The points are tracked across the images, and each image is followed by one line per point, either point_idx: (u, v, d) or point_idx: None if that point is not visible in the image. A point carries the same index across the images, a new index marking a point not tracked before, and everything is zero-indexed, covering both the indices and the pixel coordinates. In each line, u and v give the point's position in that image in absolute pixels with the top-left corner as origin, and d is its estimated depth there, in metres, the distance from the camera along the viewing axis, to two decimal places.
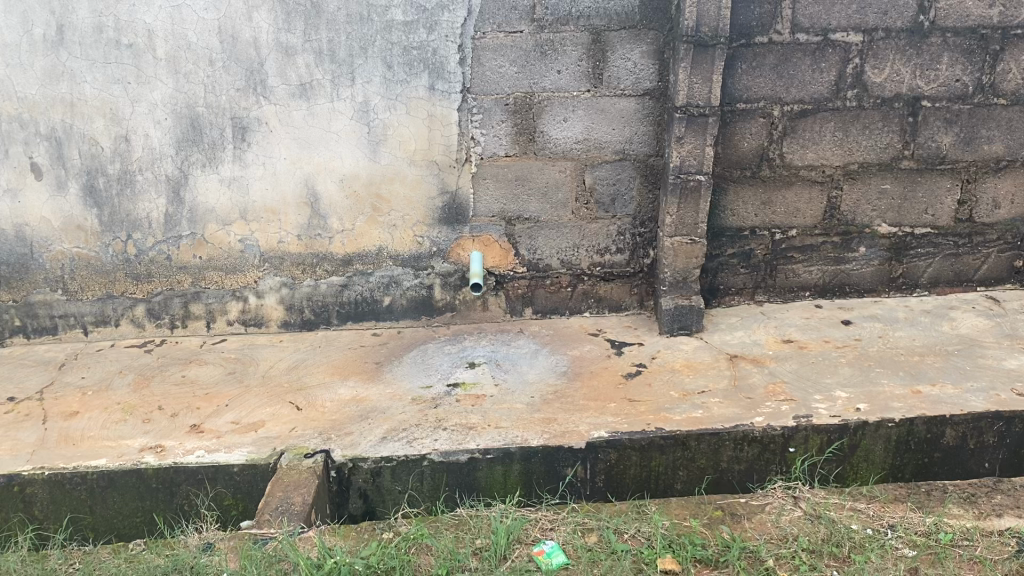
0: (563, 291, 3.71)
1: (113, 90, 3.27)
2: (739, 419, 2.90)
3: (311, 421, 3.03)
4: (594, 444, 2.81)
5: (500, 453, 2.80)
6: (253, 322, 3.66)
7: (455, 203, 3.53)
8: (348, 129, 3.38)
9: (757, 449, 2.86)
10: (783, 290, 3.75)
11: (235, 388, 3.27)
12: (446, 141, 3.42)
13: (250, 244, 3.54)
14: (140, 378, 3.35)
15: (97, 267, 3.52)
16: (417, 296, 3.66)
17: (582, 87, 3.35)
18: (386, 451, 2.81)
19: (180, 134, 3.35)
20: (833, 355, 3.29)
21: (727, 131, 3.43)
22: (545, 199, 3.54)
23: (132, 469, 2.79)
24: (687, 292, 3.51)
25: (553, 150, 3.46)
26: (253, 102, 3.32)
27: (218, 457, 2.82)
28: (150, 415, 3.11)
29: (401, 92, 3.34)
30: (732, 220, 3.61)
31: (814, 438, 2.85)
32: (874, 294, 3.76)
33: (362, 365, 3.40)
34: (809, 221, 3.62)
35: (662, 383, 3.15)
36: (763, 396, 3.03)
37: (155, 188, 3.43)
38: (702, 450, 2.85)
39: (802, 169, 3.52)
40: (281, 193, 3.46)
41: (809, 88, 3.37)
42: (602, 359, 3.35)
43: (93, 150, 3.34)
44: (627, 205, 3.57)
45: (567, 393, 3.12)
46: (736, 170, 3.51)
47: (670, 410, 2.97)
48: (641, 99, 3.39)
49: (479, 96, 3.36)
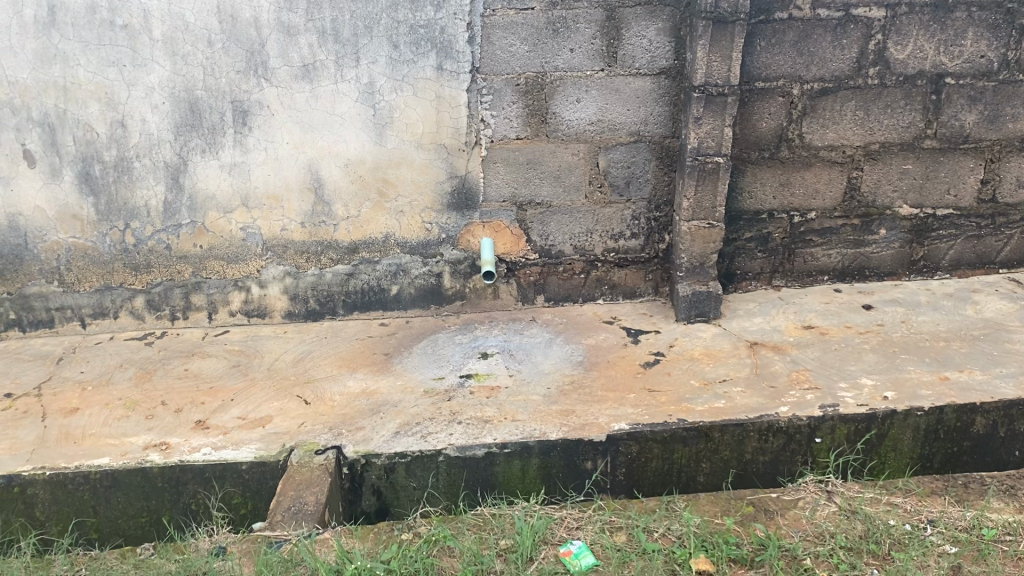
0: (575, 277, 3.60)
1: (108, 74, 3.14)
2: (763, 409, 2.81)
3: (321, 416, 2.94)
4: (615, 437, 2.73)
5: (518, 447, 2.72)
6: (256, 312, 3.55)
7: (465, 188, 3.41)
8: (353, 112, 3.26)
9: (783, 440, 2.78)
10: (801, 274, 3.65)
11: (240, 382, 3.17)
12: (455, 123, 3.30)
13: (252, 233, 3.42)
14: (141, 372, 3.24)
15: (94, 257, 3.40)
16: (426, 284, 3.55)
17: (596, 66, 3.24)
18: (400, 446, 2.73)
19: (179, 119, 3.22)
20: (855, 341, 3.20)
21: (746, 111, 3.32)
22: (557, 183, 3.43)
23: (137, 468, 2.70)
24: (704, 277, 3.41)
25: (565, 131, 3.34)
26: (254, 85, 3.19)
27: (226, 454, 2.74)
28: (154, 410, 3.01)
29: (408, 73, 3.21)
30: (750, 203, 3.50)
31: (840, 428, 2.78)
32: (893, 278, 3.67)
33: (371, 356, 3.30)
34: (829, 203, 3.52)
35: (681, 372, 3.06)
36: (787, 384, 2.95)
37: (153, 175, 3.30)
38: (726, 441, 2.77)
39: (822, 150, 3.41)
40: (284, 179, 3.34)
41: (830, 66, 3.26)
42: (619, 348, 3.25)
43: (88, 136, 3.21)
44: (642, 188, 3.46)
45: (584, 383, 3.03)
46: (754, 151, 3.40)
47: (691, 400, 2.88)
48: (657, 78, 3.27)
49: (489, 77, 3.24)
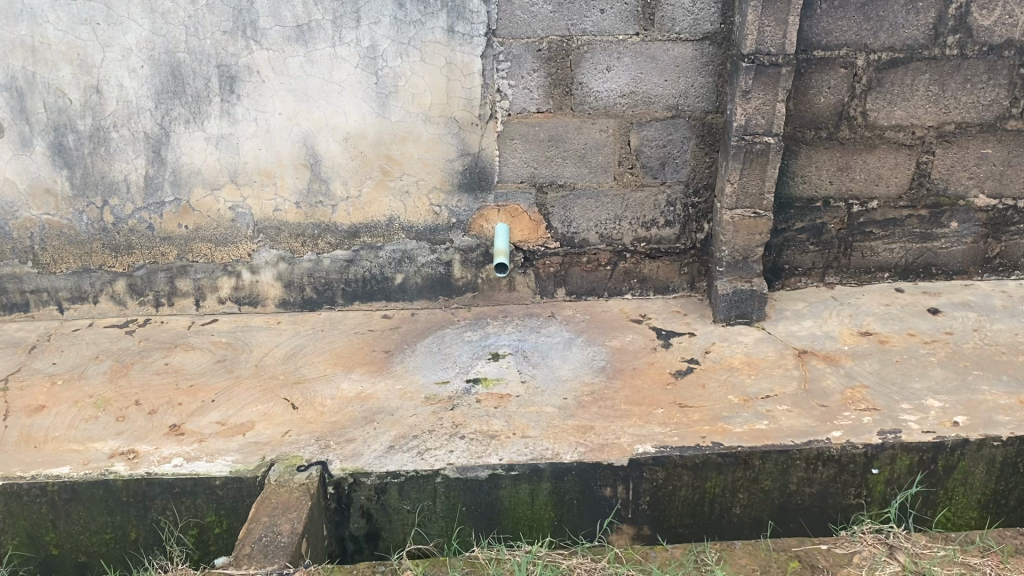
0: (601, 269, 3.22)
1: (80, 33, 2.81)
2: (812, 433, 2.43)
3: (308, 424, 2.61)
4: (637, 462, 2.37)
5: (527, 470, 2.38)
6: (247, 300, 3.22)
7: (478, 167, 3.03)
8: (353, 80, 2.90)
9: (834, 470, 2.41)
10: (859, 270, 3.22)
11: (224, 380, 2.85)
12: (468, 93, 2.92)
13: (242, 212, 3.08)
14: (117, 365, 2.94)
15: (70, 236, 3.08)
16: (434, 274, 3.19)
17: (630, 29, 2.83)
18: (393, 464, 2.40)
19: (160, 85, 2.88)
20: (920, 352, 2.79)
21: (801, 84, 2.89)
22: (582, 163, 3.03)
23: (99, 480, 2.42)
24: (747, 273, 3.01)
25: (593, 105, 2.94)
26: (242, 47, 2.84)
27: (198, 467, 2.44)
28: (126, 411, 2.71)
29: (415, 36, 2.84)
30: (803, 189, 3.07)
31: (902, 458, 2.40)
32: (963, 277, 3.23)
33: (369, 354, 2.96)
34: (893, 191, 3.08)
35: (718, 385, 2.68)
36: (840, 404, 2.56)
37: (132, 147, 2.96)
38: (767, 470, 2.41)
39: (888, 130, 2.97)
40: (276, 153, 2.99)
41: (902, 33, 2.82)
42: (647, 353, 2.87)
43: (60, 102, 2.89)
44: (679, 170, 3.06)
45: (606, 394, 2.67)
46: (809, 131, 2.97)
47: (729, 420, 2.51)
48: (700, 45, 2.86)
49: (507, 41, 2.84)
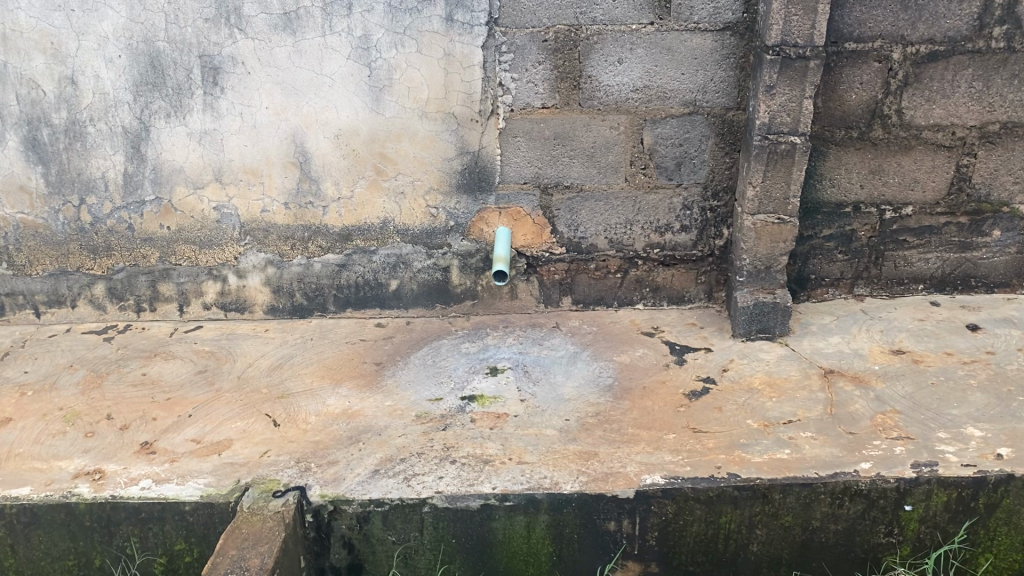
0: (610, 277, 2.99)
1: (54, 20, 2.63)
2: (838, 464, 2.20)
3: (288, 443, 2.41)
4: (644, 494, 2.16)
5: (523, 500, 2.16)
6: (233, 306, 3.03)
7: (479, 167, 2.82)
8: (344, 72, 2.69)
9: (862, 506, 2.18)
10: (891, 282, 2.97)
11: (202, 393, 2.66)
12: (468, 87, 2.71)
13: (227, 213, 2.89)
14: (92, 375, 2.76)
15: (47, 236, 2.91)
16: (431, 280, 2.98)
17: (644, 18, 2.61)
18: (376, 491, 2.20)
19: (138, 75, 2.69)
20: (959, 373, 2.54)
21: (831, 79, 2.65)
22: (591, 163, 2.81)
23: (60, 503, 2.24)
24: (770, 284, 2.78)
25: (602, 100, 2.72)
26: (226, 36, 2.64)
27: (167, 490, 2.25)
28: (96, 426, 2.53)
29: (410, 25, 2.63)
30: (832, 193, 2.83)
31: (938, 494, 2.16)
32: (1005, 290, 2.97)
33: (359, 367, 2.76)
34: (930, 196, 2.83)
35: (735, 408, 2.45)
36: (870, 431, 2.32)
37: (110, 143, 2.78)
38: (788, 504, 2.18)
39: (925, 130, 2.72)
40: (263, 150, 2.79)
41: (943, 24, 2.57)
42: (658, 371, 2.65)
43: (33, 94, 2.70)
44: (696, 172, 2.83)
45: (613, 416, 2.45)
46: (839, 130, 2.72)
47: (747, 448, 2.28)
48: (721, 36, 2.63)
49: (510, 30, 2.63)
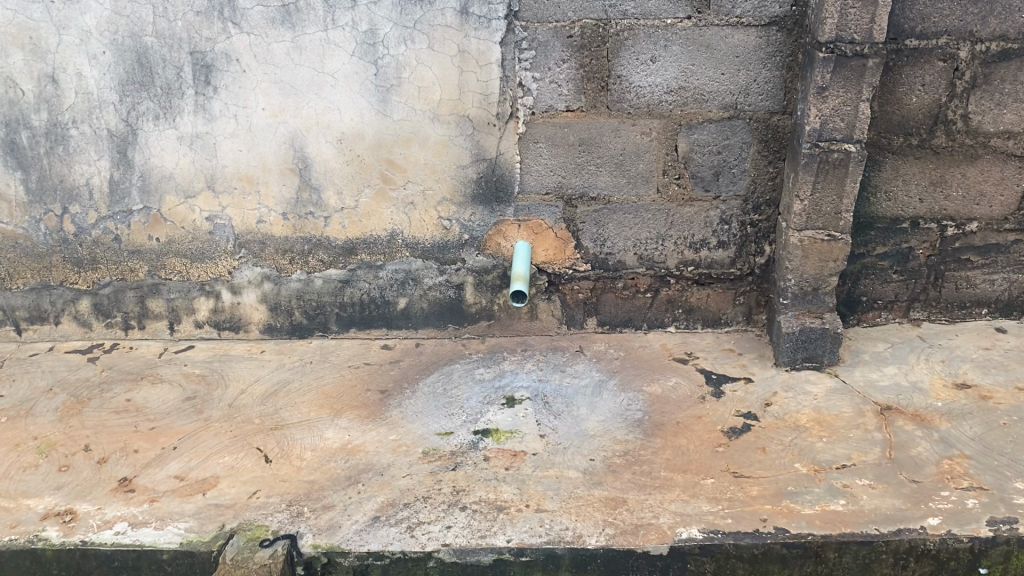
0: (640, 297, 2.72)
1: (33, 12, 2.40)
2: (902, 519, 1.92)
3: (280, 483, 2.16)
4: (680, 551, 1.89)
5: (541, 556, 1.90)
6: (228, 325, 2.79)
7: (495, 175, 2.56)
8: (349, 71, 2.45)
9: (930, 568, 1.91)
10: (951, 305, 2.68)
11: (190, 422, 2.42)
12: (484, 87, 2.46)
13: (221, 224, 2.65)
14: (72, 400, 2.53)
15: (27, 248, 2.68)
16: (443, 298, 2.73)
17: (680, 12, 2.35)
18: (376, 542, 1.94)
19: (124, 74, 2.46)
20: None
21: (889, 80, 2.37)
22: (619, 172, 2.55)
23: (24, 549, 2.00)
24: (817, 307, 2.50)
25: (633, 102, 2.46)
26: (219, 31, 2.41)
27: (143, 536, 2.00)
28: (71, 459, 2.29)
29: (421, 18, 2.38)
30: (887, 207, 2.55)
31: (1019, 556, 1.88)
32: None
33: (362, 394, 2.51)
34: (997, 210, 2.55)
35: (782, 449, 2.17)
36: (937, 479, 2.04)
37: (94, 147, 2.55)
38: (845, 564, 1.91)
39: (994, 137, 2.44)
40: (260, 155, 2.55)
41: (1017, 19, 2.30)
42: (693, 404, 2.38)
43: (11, 94, 2.48)
44: (736, 182, 2.56)
45: (643, 457, 2.18)
46: (897, 136, 2.44)
47: (797, 498, 2.01)
48: (766, 31, 2.36)
49: (531, 24, 2.38)
